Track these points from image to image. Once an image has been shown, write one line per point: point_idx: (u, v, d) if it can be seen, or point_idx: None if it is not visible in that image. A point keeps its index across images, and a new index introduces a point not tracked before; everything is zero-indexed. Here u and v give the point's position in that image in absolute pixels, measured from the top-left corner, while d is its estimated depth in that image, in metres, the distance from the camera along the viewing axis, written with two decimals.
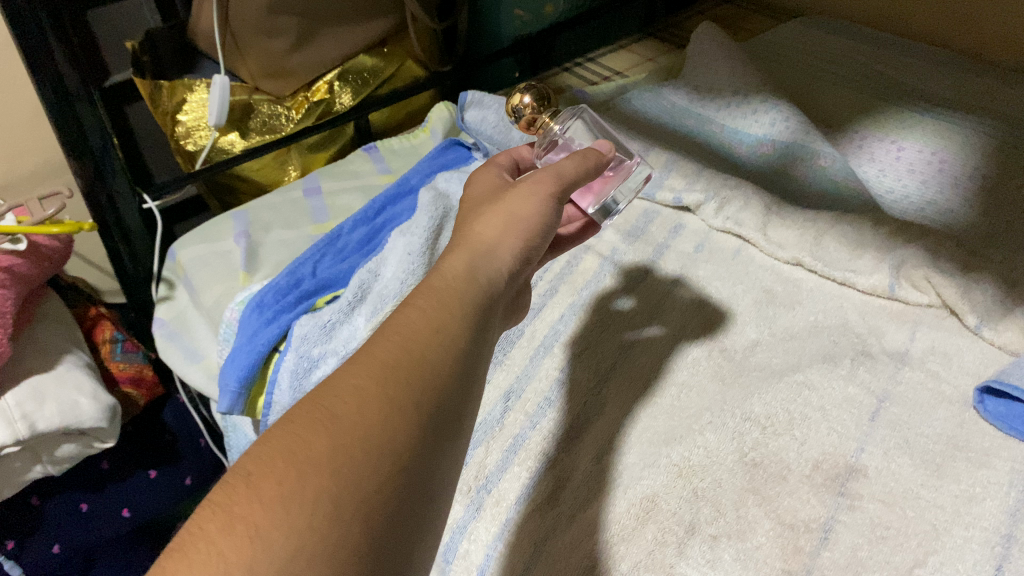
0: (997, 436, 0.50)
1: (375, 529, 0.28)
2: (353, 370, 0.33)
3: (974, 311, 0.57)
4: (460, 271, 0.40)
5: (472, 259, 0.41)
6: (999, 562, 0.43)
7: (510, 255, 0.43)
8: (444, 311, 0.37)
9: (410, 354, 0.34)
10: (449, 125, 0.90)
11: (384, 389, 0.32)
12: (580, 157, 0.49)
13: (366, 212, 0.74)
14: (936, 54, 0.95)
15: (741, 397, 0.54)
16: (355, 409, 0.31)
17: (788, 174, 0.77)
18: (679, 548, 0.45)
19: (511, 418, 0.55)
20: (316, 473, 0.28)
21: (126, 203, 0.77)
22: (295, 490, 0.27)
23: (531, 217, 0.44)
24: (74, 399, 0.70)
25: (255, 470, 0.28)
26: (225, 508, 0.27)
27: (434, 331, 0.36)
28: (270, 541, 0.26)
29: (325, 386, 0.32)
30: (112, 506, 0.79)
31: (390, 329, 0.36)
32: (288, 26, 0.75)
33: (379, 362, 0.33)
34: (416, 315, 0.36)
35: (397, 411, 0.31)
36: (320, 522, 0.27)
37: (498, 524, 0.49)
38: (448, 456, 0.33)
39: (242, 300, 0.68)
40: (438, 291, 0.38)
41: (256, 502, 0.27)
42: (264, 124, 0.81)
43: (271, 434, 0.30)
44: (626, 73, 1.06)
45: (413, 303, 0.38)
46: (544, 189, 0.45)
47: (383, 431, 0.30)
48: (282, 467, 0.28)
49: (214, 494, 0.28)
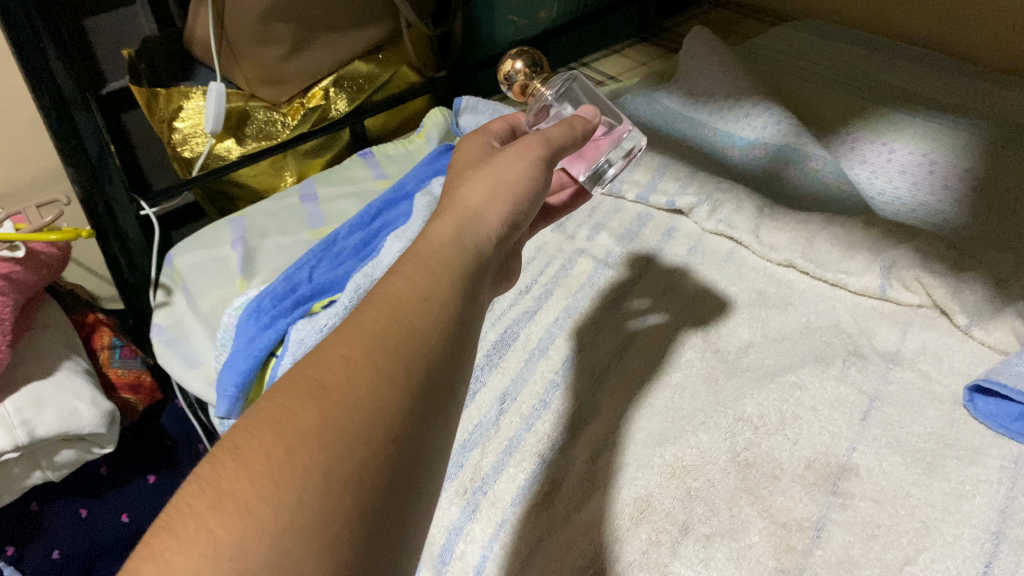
0: (987, 435, 0.51)
1: (368, 502, 0.28)
2: (340, 341, 0.33)
3: (964, 311, 0.58)
4: (447, 237, 0.41)
5: (459, 225, 0.42)
6: (989, 558, 0.43)
7: (498, 220, 0.43)
8: (433, 282, 0.37)
9: (398, 325, 0.34)
10: (444, 130, 0.90)
11: (373, 360, 0.32)
12: (568, 124, 0.49)
13: (361, 217, 0.75)
14: (927, 57, 0.96)
15: (733, 398, 0.55)
16: (344, 380, 0.31)
17: (780, 177, 0.77)
18: (673, 548, 0.46)
19: (506, 420, 0.56)
20: (305, 446, 0.28)
21: (125, 212, 0.77)
22: (284, 463, 0.27)
23: (519, 180, 0.45)
24: (73, 405, 0.70)
25: (242, 443, 0.28)
26: (213, 485, 0.27)
27: (422, 301, 0.36)
28: (260, 516, 0.26)
29: (313, 356, 0.32)
30: (110, 510, 0.80)
31: (378, 298, 0.36)
32: (283, 34, 0.75)
33: (367, 333, 0.33)
34: (404, 286, 0.36)
35: (387, 383, 0.31)
36: (310, 495, 0.27)
37: (493, 525, 0.50)
38: (439, 426, 0.32)
39: (239, 306, 0.68)
40: (426, 257, 0.39)
41: (245, 477, 0.27)
42: (260, 131, 0.82)
43: (260, 407, 0.30)
44: (620, 77, 1.06)
45: (400, 271, 0.38)
46: (532, 152, 0.46)
47: (372, 403, 0.30)
48: (271, 440, 0.28)
49: (203, 471, 0.28)
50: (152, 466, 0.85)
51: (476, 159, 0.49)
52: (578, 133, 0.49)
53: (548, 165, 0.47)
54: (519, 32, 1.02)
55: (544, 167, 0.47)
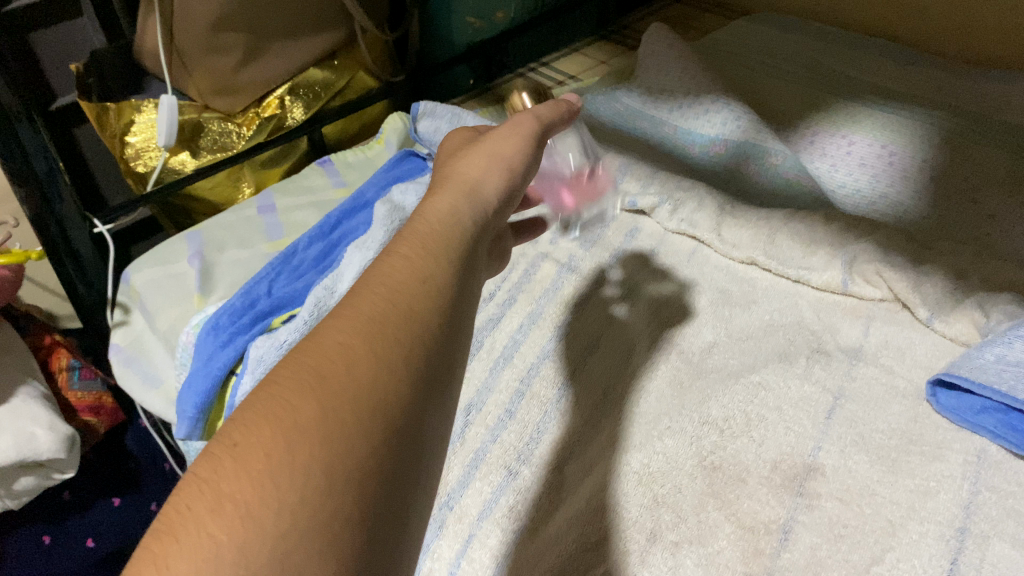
0: (950, 429, 0.51)
1: (370, 497, 0.26)
2: (338, 327, 0.31)
3: (925, 304, 0.58)
4: (444, 212, 0.39)
5: (458, 200, 0.40)
6: (953, 555, 0.43)
7: (495, 193, 0.42)
8: (428, 262, 0.35)
9: (396, 308, 0.32)
10: (404, 135, 0.90)
11: (371, 346, 0.30)
12: (553, 105, 0.50)
13: (321, 228, 0.74)
14: (881, 48, 0.97)
15: (697, 402, 0.54)
16: (343, 367, 0.29)
17: (741, 173, 0.77)
18: (641, 556, 0.45)
19: (472, 432, 0.55)
20: (305, 441, 0.26)
21: (77, 230, 0.74)
22: (285, 461, 0.26)
23: (514, 156, 0.44)
24: (31, 431, 0.68)
25: (241, 440, 0.26)
26: (212, 487, 0.25)
27: (420, 282, 0.34)
28: (262, 518, 0.24)
29: (311, 343, 0.31)
30: (75, 536, 0.79)
31: (373, 281, 0.34)
32: (233, 43, 0.74)
33: (365, 319, 0.31)
34: (399, 267, 0.35)
35: (386, 370, 0.30)
36: (312, 494, 0.25)
37: (461, 541, 0.48)
38: (439, 414, 0.31)
39: (196, 325, 0.67)
40: (423, 236, 0.37)
41: (245, 477, 0.25)
42: (215, 143, 0.81)
43: (257, 399, 0.28)
44: (581, 76, 1.06)
45: (396, 252, 0.36)
46: (525, 130, 0.45)
47: (372, 392, 0.29)
48: (270, 436, 0.26)
49: (200, 470, 0.26)
50: (116, 490, 0.84)
51: (465, 144, 0.48)
52: (563, 113, 0.49)
53: (538, 144, 0.46)
54: (478, 33, 1.01)
55: (536, 145, 0.46)
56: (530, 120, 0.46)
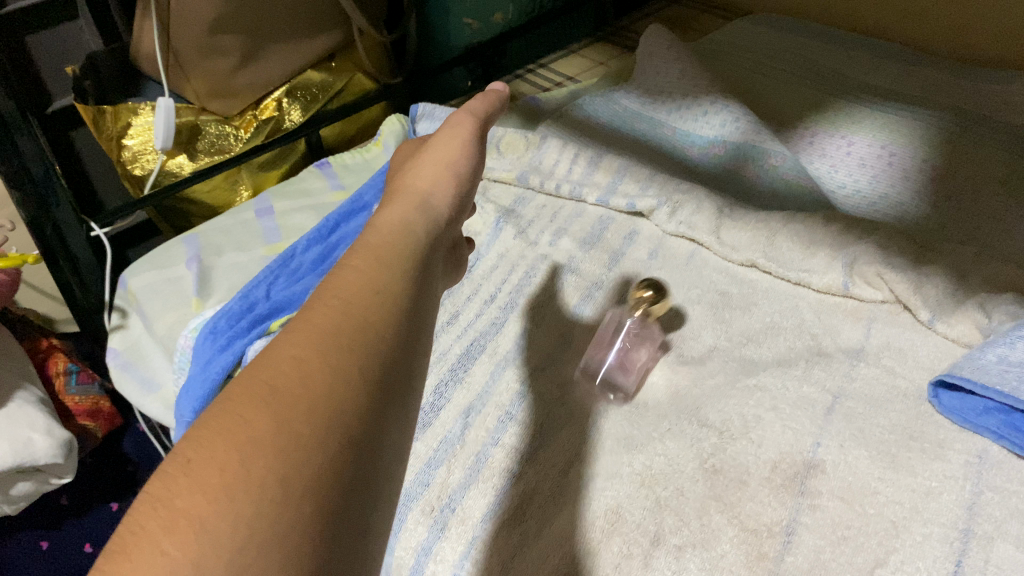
0: (952, 429, 0.51)
1: (331, 508, 0.26)
2: (291, 340, 0.31)
3: (926, 306, 0.57)
4: (396, 224, 0.39)
5: (407, 213, 0.40)
6: (958, 558, 0.43)
7: (446, 202, 0.43)
8: (384, 271, 0.35)
9: (351, 319, 0.32)
10: (403, 138, 0.88)
11: (327, 357, 0.30)
12: (483, 95, 0.50)
13: (319, 232, 0.73)
14: (879, 48, 0.97)
15: (697, 405, 0.54)
16: (298, 380, 0.29)
17: (739, 175, 0.77)
18: (644, 560, 0.45)
19: (472, 435, 0.54)
20: (259, 454, 0.26)
21: (74, 235, 0.74)
22: (240, 475, 0.26)
23: (458, 160, 0.45)
24: (28, 436, 0.68)
25: (194, 457, 0.26)
26: (165, 504, 0.25)
27: (373, 291, 0.34)
28: (217, 534, 0.24)
29: (263, 358, 0.30)
30: (72, 541, 0.79)
31: (327, 293, 0.33)
32: (230, 45, 0.74)
33: (319, 330, 0.31)
34: (354, 277, 0.34)
35: (342, 379, 0.29)
36: (269, 506, 0.25)
37: (464, 542, 0.48)
38: (398, 421, 0.31)
39: (196, 326, 0.66)
40: (375, 247, 0.37)
41: (200, 494, 0.25)
42: (212, 146, 0.80)
43: (211, 414, 0.28)
44: (578, 78, 1.06)
45: (349, 263, 0.35)
46: (465, 131, 0.46)
47: (329, 402, 0.28)
48: (223, 451, 0.26)
49: (153, 488, 0.26)
50: (111, 495, 0.83)
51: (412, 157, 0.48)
52: (495, 100, 0.50)
53: (479, 140, 0.47)
54: (474, 35, 1.01)
55: (477, 145, 0.47)
56: (468, 119, 0.47)
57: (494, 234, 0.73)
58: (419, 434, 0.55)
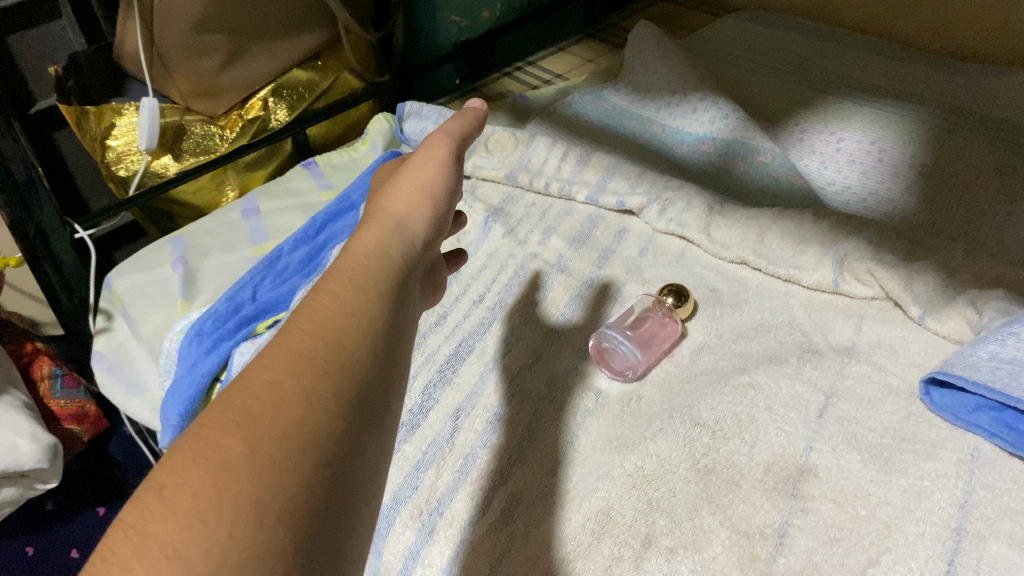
0: (944, 428, 0.50)
1: (305, 530, 0.26)
2: (265, 365, 0.30)
3: (917, 302, 0.57)
4: (370, 246, 0.39)
5: (383, 235, 0.40)
6: (951, 557, 0.43)
7: (422, 224, 0.42)
8: (359, 296, 0.35)
9: (325, 343, 0.32)
10: (390, 136, 0.88)
11: (300, 382, 0.30)
12: (461, 116, 0.50)
13: (306, 232, 0.73)
14: (869, 44, 0.96)
15: (688, 405, 0.54)
16: (272, 405, 0.28)
17: (729, 172, 0.77)
18: (635, 563, 0.45)
19: (461, 437, 0.54)
20: (232, 479, 0.26)
21: (58, 237, 0.72)
22: (213, 499, 0.25)
23: (434, 180, 0.45)
24: (12, 441, 0.67)
25: (167, 482, 0.26)
26: (138, 530, 0.24)
27: (348, 316, 0.34)
28: (191, 558, 0.24)
29: (237, 383, 0.30)
30: (58, 546, 0.78)
31: (300, 318, 0.33)
32: (215, 44, 0.73)
33: (293, 356, 0.31)
34: (328, 302, 0.34)
35: (315, 404, 0.29)
36: (242, 530, 0.25)
37: (453, 547, 0.47)
38: (372, 445, 0.31)
39: (180, 329, 0.66)
40: (350, 270, 0.36)
41: (172, 518, 0.25)
42: (198, 146, 0.79)
43: (184, 441, 0.27)
44: (568, 76, 1.05)
45: (324, 288, 0.35)
46: (441, 152, 0.46)
47: (302, 426, 0.28)
48: (196, 476, 0.26)
49: (126, 515, 0.25)
50: (100, 499, 0.83)
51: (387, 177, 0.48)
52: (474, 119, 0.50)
53: (458, 159, 0.47)
54: (463, 33, 1.00)
55: (455, 163, 0.47)
56: (443, 140, 0.47)
57: (482, 234, 0.73)
58: (407, 436, 0.55)
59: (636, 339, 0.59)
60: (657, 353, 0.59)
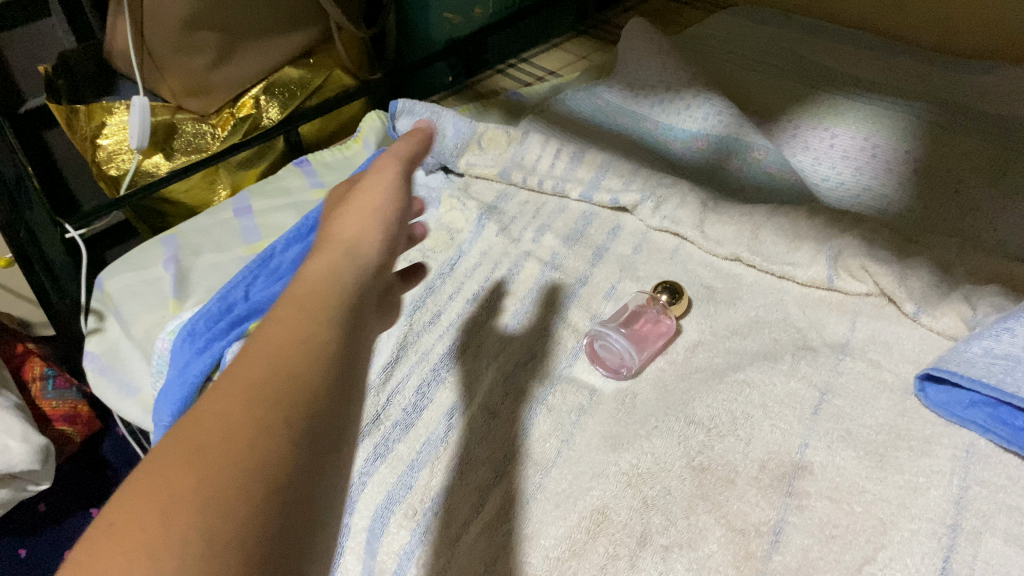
0: (939, 424, 0.50)
1: (259, 562, 0.25)
2: (215, 398, 0.29)
3: (912, 298, 0.57)
4: (324, 269, 0.37)
5: (338, 257, 0.39)
6: (947, 553, 0.43)
7: (380, 242, 0.41)
8: (310, 321, 0.34)
9: (276, 371, 0.30)
10: (383, 134, 0.88)
11: (251, 411, 0.29)
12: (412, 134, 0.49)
13: (298, 229, 0.71)
14: (862, 39, 0.96)
15: (683, 402, 0.54)
16: (222, 437, 0.27)
17: (722, 169, 0.77)
18: (630, 561, 0.44)
19: (454, 437, 0.54)
20: (181, 513, 0.25)
21: (49, 237, 0.71)
22: (162, 533, 0.24)
23: (390, 197, 0.44)
24: (3, 443, 0.67)
25: (117, 518, 0.25)
26: (84, 570, 0.23)
27: (299, 341, 0.32)
28: None
29: (186, 419, 0.29)
30: (51, 547, 0.78)
31: (250, 349, 0.32)
32: (206, 43, 0.72)
33: (243, 386, 0.30)
34: (277, 330, 0.33)
35: (268, 433, 0.28)
36: (193, 563, 0.24)
37: (447, 549, 0.47)
38: (330, 474, 0.29)
39: (172, 330, 0.65)
40: (302, 296, 0.35)
41: (121, 554, 0.23)
42: (189, 145, 0.78)
43: (134, 477, 0.26)
44: (560, 73, 1.04)
45: (274, 316, 0.34)
46: (395, 169, 0.45)
47: (252, 458, 0.27)
48: (145, 510, 0.25)
49: (72, 557, 0.24)
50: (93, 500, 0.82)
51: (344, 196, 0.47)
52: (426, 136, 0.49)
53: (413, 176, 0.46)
54: (455, 30, 0.99)
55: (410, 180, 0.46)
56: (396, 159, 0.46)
57: (475, 232, 0.72)
58: (401, 435, 0.54)
59: (631, 337, 0.57)
60: (651, 351, 0.58)
